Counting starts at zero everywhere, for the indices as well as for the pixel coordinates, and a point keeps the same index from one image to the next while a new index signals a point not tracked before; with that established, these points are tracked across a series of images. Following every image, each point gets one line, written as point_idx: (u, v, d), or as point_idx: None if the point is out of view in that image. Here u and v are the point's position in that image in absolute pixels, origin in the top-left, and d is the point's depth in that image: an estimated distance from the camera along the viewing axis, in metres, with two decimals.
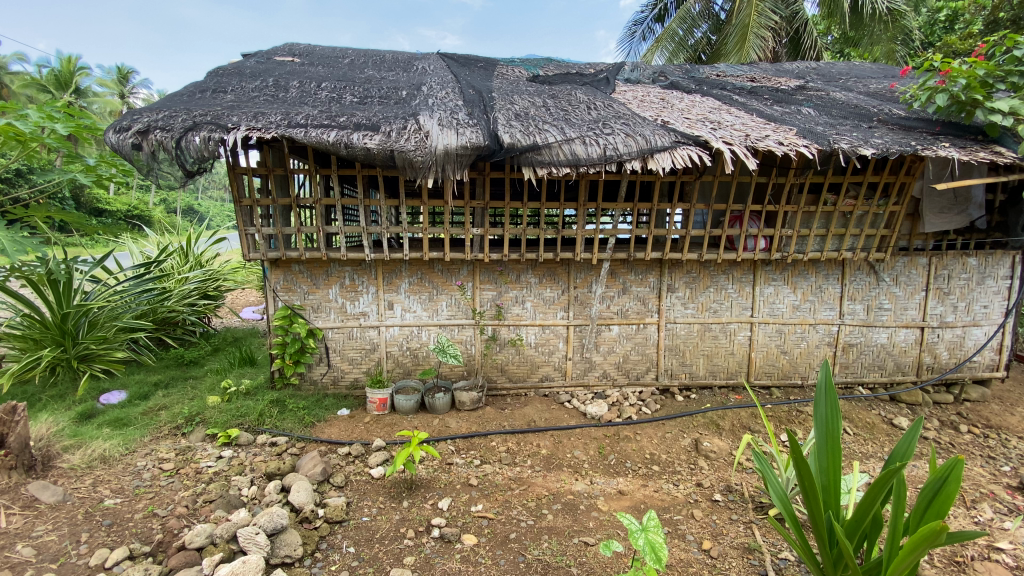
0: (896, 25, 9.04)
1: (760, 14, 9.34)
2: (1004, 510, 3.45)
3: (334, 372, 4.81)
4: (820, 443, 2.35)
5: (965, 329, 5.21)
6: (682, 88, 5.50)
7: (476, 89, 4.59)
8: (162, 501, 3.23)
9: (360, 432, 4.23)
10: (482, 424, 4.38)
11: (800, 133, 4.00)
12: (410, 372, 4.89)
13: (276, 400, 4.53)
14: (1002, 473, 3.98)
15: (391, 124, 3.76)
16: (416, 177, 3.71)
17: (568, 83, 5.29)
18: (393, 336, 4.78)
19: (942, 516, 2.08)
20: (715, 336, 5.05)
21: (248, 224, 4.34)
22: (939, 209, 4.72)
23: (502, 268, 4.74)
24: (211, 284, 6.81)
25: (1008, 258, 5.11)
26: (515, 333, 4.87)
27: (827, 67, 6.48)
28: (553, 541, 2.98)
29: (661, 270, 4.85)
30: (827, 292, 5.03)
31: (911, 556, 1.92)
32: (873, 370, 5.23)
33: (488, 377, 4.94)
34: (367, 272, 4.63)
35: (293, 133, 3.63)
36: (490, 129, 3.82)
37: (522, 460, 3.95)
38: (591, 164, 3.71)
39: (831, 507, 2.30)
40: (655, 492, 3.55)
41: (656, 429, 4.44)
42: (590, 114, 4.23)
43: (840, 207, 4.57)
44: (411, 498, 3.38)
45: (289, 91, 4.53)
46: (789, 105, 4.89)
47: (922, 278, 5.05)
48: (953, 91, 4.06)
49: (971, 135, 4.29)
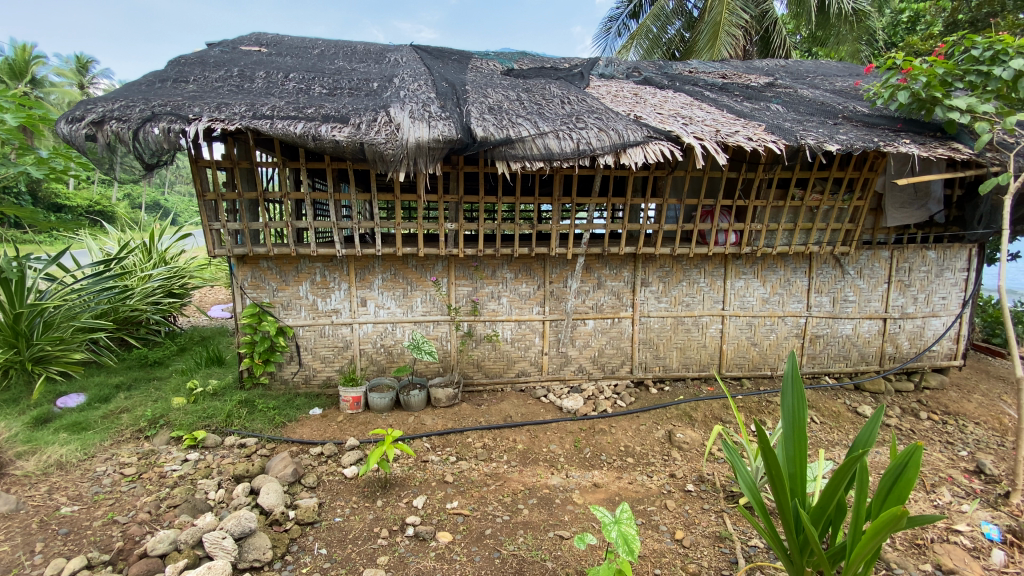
0: (862, 25, 9.27)
1: (731, 13, 9.47)
2: (962, 493, 3.59)
3: (305, 371, 4.70)
4: (787, 432, 2.39)
5: (925, 320, 5.40)
6: (655, 83, 5.55)
7: (449, 82, 4.52)
8: (123, 508, 3.10)
9: (333, 431, 4.14)
10: (458, 420, 4.34)
11: (768, 128, 4.07)
12: (384, 370, 4.82)
13: (244, 400, 4.41)
14: (959, 458, 4.17)
15: (361, 116, 3.68)
16: (387, 170, 3.64)
17: (542, 77, 5.29)
18: (366, 334, 4.69)
19: (902, 501, 2.13)
20: (688, 330, 5.12)
21: (213, 219, 4.20)
22: (900, 204, 4.86)
23: (477, 263, 4.70)
24: (175, 282, 6.55)
25: (965, 251, 5.30)
26: (490, 329, 4.84)
27: (795, 65, 6.64)
28: (528, 536, 2.98)
29: (634, 265, 4.90)
30: (795, 285, 5.15)
31: (874, 540, 1.97)
32: (839, 361, 5.37)
33: (464, 373, 4.89)
34: (339, 268, 4.54)
35: (258, 124, 3.52)
36: (463, 122, 3.77)
37: (499, 455, 3.93)
38: (564, 158, 3.70)
39: (798, 495, 2.34)
40: (629, 484, 3.58)
41: (631, 421, 4.50)
42: (563, 108, 4.22)
43: (807, 202, 4.68)
44: (385, 497, 3.34)
45: (255, 82, 4.40)
46: (758, 102, 4.97)
47: (885, 270, 5.22)
48: (914, 89, 4.18)
49: (930, 133, 4.45)
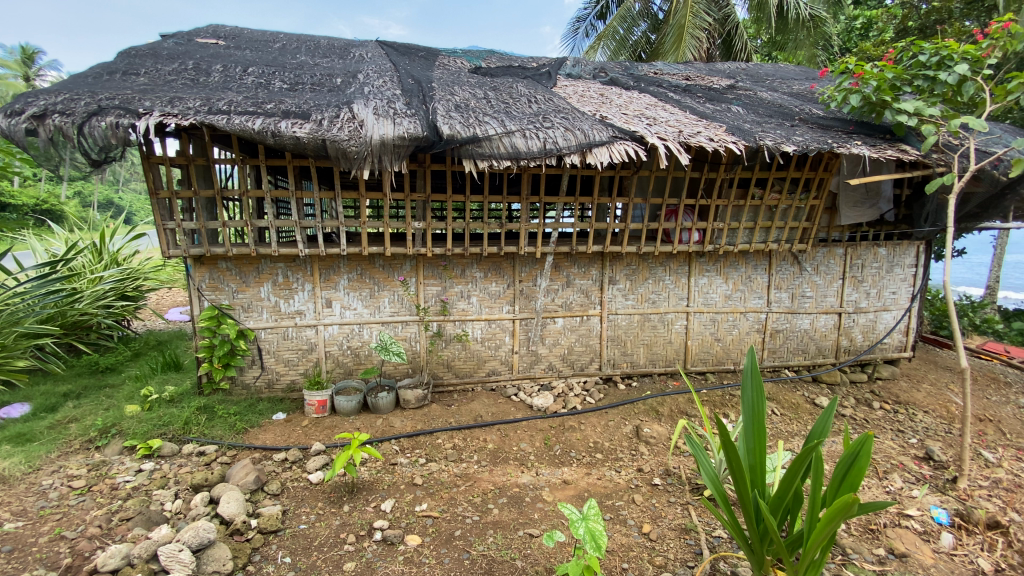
0: (818, 31, 9.63)
1: (695, 16, 9.66)
2: (912, 479, 3.78)
3: (268, 375, 4.56)
4: (747, 425, 2.46)
5: (877, 314, 5.65)
6: (621, 84, 5.62)
7: (415, 79, 4.46)
8: (72, 522, 2.94)
9: (297, 436, 4.03)
10: (427, 422, 4.29)
11: (729, 129, 4.18)
12: (351, 373, 4.71)
13: (203, 406, 4.24)
14: (910, 445, 4.38)
15: (323, 112, 3.59)
16: (350, 168, 3.56)
17: (510, 75, 5.28)
18: (331, 335, 4.58)
19: (854, 489, 2.21)
20: (654, 326, 5.20)
21: (167, 218, 4.03)
22: (853, 203, 5.07)
23: (445, 263, 4.66)
24: (128, 283, 6.25)
25: (913, 248, 5.57)
26: (460, 328, 4.81)
27: (755, 68, 6.83)
28: (498, 536, 2.97)
29: (602, 263, 4.95)
30: (756, 281, 5.31)
31: (829, 527, 2.05)
32: (798, 354, 5.56)
33: (433, 374, 4.83)
34: (302, 269, 4.42)
35: (213, 120, 3.39)
36: (429, 119, 3.72)
37: (469, 456, 3.91)
38: (531, 157, 3.70)
39: (758, 486, 2.41)
40: (598, 480, 3.62)
41: (600, 418, 4.56)
42: (530, 107, 4.23)
43: (766, 201, 4.82)
44: (352, 502, 3.27)
45: (211, 75, 4.23)
46: (720, 103, 5.10)
47: (839, 267, 5.43)
48: (865, 92, 4.35)
49: (881, 135, 4.65)
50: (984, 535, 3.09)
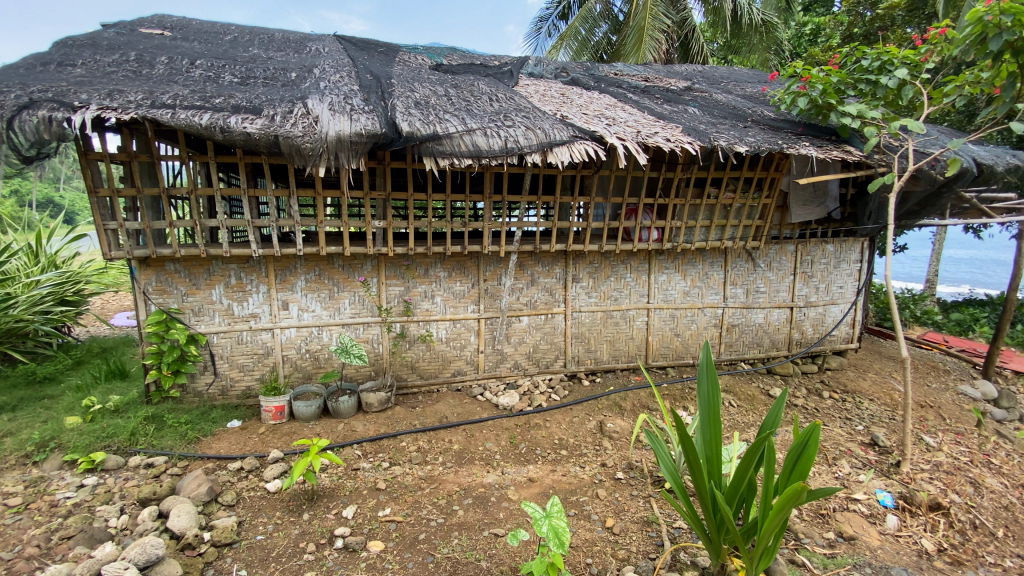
0: (770, 36, 10.00)
1: (655, 18, 9.85)
2: (859, 464, 3.98)
3: (222, 381, 4.37)
4: (703, 418, 2.53)
5: (825, 307, 5.92)
6: (582, 84, 5.67)
7: (374, 75, 4.38)
8: (6, 544, 2.74)
9: (253, 444, 3.88)
10: (391, 425, 4.22)
11: (685, 130, 4.28)
12: (311, 377, 4.58)
13: (152, 416, 4.03)
14: (856, 432, 4.61)
15: (275, 108, 3.48)
16: (306, 165, 3.45)
17: (471, 73, 5.24)
18: (289, 339, 4.44)
19: (804, 476, 2.30)
20: (617, 323, 5.28)
21: (109, 219, 3.80)
22: (803, 202, 5.34)
23: (408, 262, 4.59)
24: (68, 287, 5.87)
25: (858, 244, 5.87)
26: (424, 329, 4.74)
27: (711, 70, 7.02)
28: (463, 537, 2.95)
29: (566, 262, 4.99)
30: (713, 278, 5.47)
31: (780, 514, 2.13)
32: (753, 348, 5.76)
33: (397, 376, 4.75)
34: (256, 270, 4.27)
35: (157, 114, 3.22)
36: (388, 116, 3.65)
37: (434, 458, 3.87)
38: (492, 156, 3.67)
39: (714, 477, 2.48)
40: (563, 476, 3.65)
41: (565, 414, 4.61)
42: (491, 105, 4.21)
43: (721, 200, 4.98)
44: (312, 510, 3.17)
45: (155, 68, 4.02)
46: (677, 105, 5.22)
47: (791, 263, 5.66)
48: (812, 95, 4.54)
49: (827, 136, 4.87)
50: (926, 516, 3.29)
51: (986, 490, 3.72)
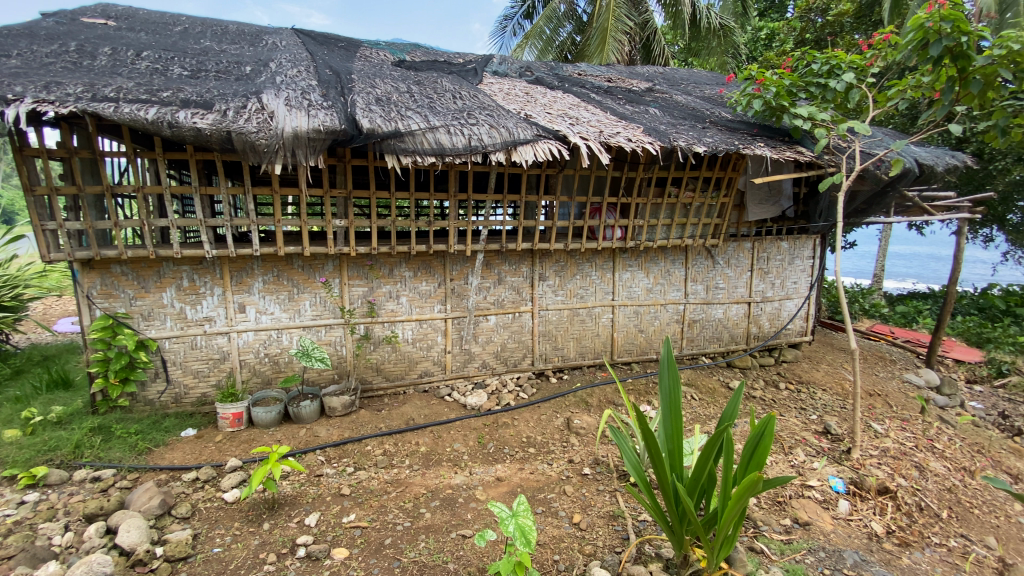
0: (728, 39, 10.31)
1: (618, 19, 10.00)
2: (813, 452, 4.16)
3: (175, 389, 4.18)
4: (664, 412, 2.59)
5: (781, 302, 6.15)
6: (546, 83, 5.69)
7: (333, 70, 4.27)
8: None
9: (210, 453, 3.73)
10: (356, 429, 4.13)
11: (646, 130, 4.36)
12: (271, 382, 4.43)
13: (98, 427, 3.81)
14: (811, 421, 4.82)
15: (228, 102, 3.35)
16: (261, 162, 3.34)
17: (435, 70, 5.19)
18: (247, 343, 4.28)
19: (760, 467, 2.38)
20: (583, 320, 5.34)
21: (47, 219, 3.58)
22: (759, 201, 5.58)
23: (371, 262, 4.50)
24: (3, 292, 5.49)
25: (810, 241, 6.13)
26: (389, 330, 4.66)
27: (672, 72, 7.18)
28: (430, 540, 2.91)
29: (532, 260, 5.00)
30: (674, 275, 5.59)
31: (738, 503, 2.19)
32: (713, 342, 5.93)
33: (361, 379, 4.65)
34: (210, 272, 4.10)
35: (98, 108, 3.04)
36: (348, 112, 3.56)
37: (400, 461, 3.81)
38: (455, 154, 3.64)
39: (676, 470, 2.53)
40: (531, 474, 3.66)
41: (532, 412, 4.63)
42: (455, 103, 4.17)
43: (682, 199, 5.10)
44: (273, 519, 3.07)
45: (97, 59, 3.80)
46: (639, 105, 5.31)
47: (748, 260, 5.85)
48: (766, 98, 4.70)
49: (780, 137, 5.05)
50: (875, 500, 3.46)
51: (929, 474, 3.94)
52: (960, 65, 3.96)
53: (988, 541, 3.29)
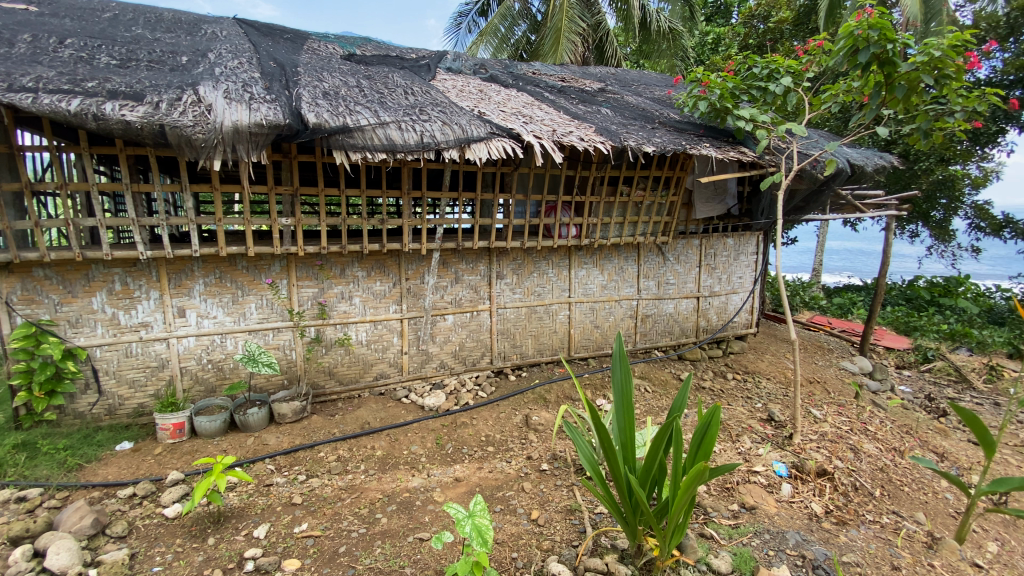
0: (677, 43, 10.62)
1: (571, 20, 10.11)
2: (759, 438, 4.36)
3: (108, 400, 3.91)
4: (617, 406, 2.64)
5: (727, 296, 6.41)
6: (500, 81, 5.69)
7: (277, 62, 4.10)
8: None
9: (149, 467, 3.52)
10: (308, 435, 4.00)
11: (598, 130, 4.43)
12: (215, 390, 4.22)
13: (21, 444, 3.50)
14: (756, 410, 5.06)
15: (161, 94, 3.16)
16: (198, 158, 3.17)
17: (386, 65, 5.07)
18: (188, 349, 4.06)
19: (707, 456, 2.46)
20: (541, 318, 5.37)
21: None
22: (706, 199, 5.80)
23: (321, 262, 4.35)
24: None
25: (754, 238, 6.43)
26: (342, 332, 4.53)
27: (624, 73, 7.34)
28: (386, 546, 2.85)
29: (489, 258, 4.98)
30: (627, 272, 5.72)
31: (688, 492, 2.26)
32: (665, 336, 6.11)
33: (313, 383, 4.50)
34: (145, 274, 3.86)
35: (12, 98, 2.80)
36: (293, 106, 3.43)
37: (355, 466, 3.71)
38: (407, 150, 3.58)
39: (628, 462, 2.59)
40: (489, 473, 3.66)
41: (491, 411, 4.62)
42: (406, 99, 4.10)
43: (633, 197, 5.23)
44: (218, 533, 2.92)
45: (14, 45, 3.49)
46: (592, 105, 5.39)
47: (696, 256, 6.06)
48: (711, 99, 4.86)
49: (725, 138, 5.25)
50: (815, 482, 3.66)
51: (864, 455, 4.21)
52: (886, 72, 4.24)
53: (917, 517, 3.53)
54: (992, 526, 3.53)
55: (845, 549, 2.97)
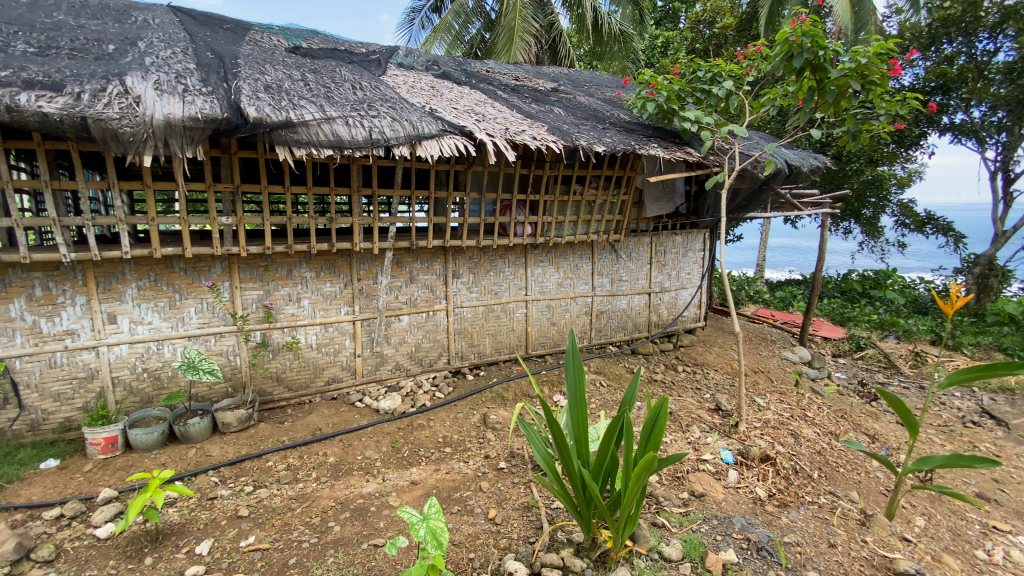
0: (628, 46, 10.87)
1: (524, 19, 10.14)
2: (707, 428, 4.54)
3: (30, 415, 3.60)
4: (571, 402, 2.68)
5: (677, 292, 6.63)
6: (453, 78, 5.64)
7: (215, 53, 3.90)
8: None
9: (78, 485, 3.27)
10: (255, 444, 3.84)
11: (550, 129, 4.47)
12: (152, 400, 3.98)
13: None
14: (705, 400, 5.26)
15: (83, 84, 2.94)
16: (126, 153, 2.97)
17: (334, 59, 4.92)
18: (120, 357, 3.80)
19: (656, 448, 2.53)
20: (498, 316, 5.38)
21: None
22: (655, 198, 5.97)
23: (266, 263, 4.18)
24: None
25: (700, 235, 6.69)
26: (290, 336, 4.36)
27: (577, 73, 7.44)
28: (339, 554, 2.78)
29: (444, 258, 4.93)
30: (582, 269, 5.80)
31: (638, 483, 2.32)
32: (619, 331, 6.25)
33: (260, 390, 4.32)
34: (70, 278, 3.59)
35: None
36: (231, 100, 3.27)
37: (306, 474, 3.59)
38: (354, 147, 3.48)
39: (582, 456, 2.63)
40: (446, 474, 3.63)
41: (449, 411, 4.58)
42: (354, 94, 3.99)
43: (586, 196, 5.32)
44: (156, 553, 2.75)
45: None
46: (544, 104, 5.43)
47: (647, 253, 6.23)
48: (658, 101, 5.00)
49: (672, 138, 5.41)
50: (759, 467, 3.84)
51: (803, 439, 4.46)
52: (818, 77, 4.50)
53: (851, 496, 3.77)
54: (919, 502, 3.81)
55: (786, 530, 3.13)
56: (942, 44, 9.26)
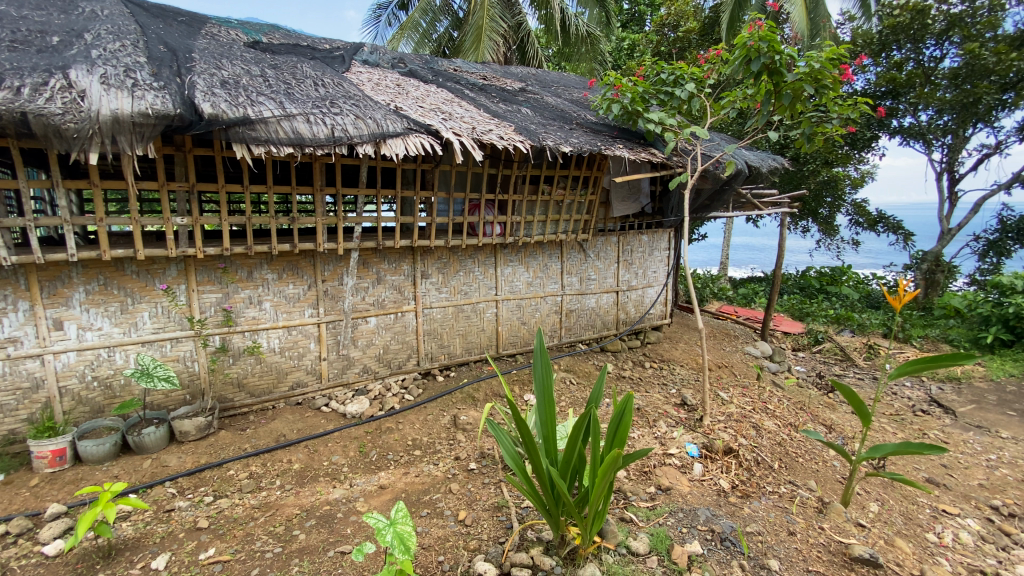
0: (595, 48, 11.00)
1: (492, 19, 10.13)
2: (673, 422, 4.65)
3: None
4: (539, 401, 2.69)
5: (643, 290, 6.75)
6: (420, 76, 5.59)
7: (168, 47, 3.74)
8: None
9: (22, 502, 3.08)
10: (215, 453, 3.71)
11: (517, 129, 4.48)
12: (103, 410, 3.79)
13: None
14: (671, 395, 5.38)
15: (22, 77, 2.77)
16: (70, 150, 2.82)
17: (295, 55, 4.80)
18: (67, 365, 3.60)
19: (621, 444, 2.57)
20: (468, 316, 5.35)
21: None
22: (622, 198, 6.09)
23: (225, 265, 4.05)
24: None
25: (665, 234, 6.83)
26: (251, 340, 4.23)
27: (544, 74, 7.47)
28: (305, 562, 2.71)
29: (413, 258, 4.88)
30: (551, 269, 5.84)
31: (605, 480, 2.35)
32: (588, 329, 6.31)
33: (220, 397, 4.17)
34: (11, 283, 3.39)
35: None
36: (185, 95, 3.14)
37: (270, 482, 3.49)
38: (316, 145, 3.40)
39: (550, 455, 2.65)
40: (416, 477, 3.59)
41: (418, 413, 4.53)
42: (316, 91, 3.90)
43: (554, 196, 5.36)
44: (108, 569, 2.62)
45: None
46: (512, 104, 5.44)
47: (614, 252, 6.32)
48: (623, 102, 5.08)
49: (637, 139, 5.50)
50: (722, 460, 3.96)
51: (764, 431, 4.62)
52: (774, 81, 4.66)
53: (809, 484, 3.92)
54: (873, 489, 3.99)
55: (748, 520, 3.23)
56: (892, 50, 9.73)
